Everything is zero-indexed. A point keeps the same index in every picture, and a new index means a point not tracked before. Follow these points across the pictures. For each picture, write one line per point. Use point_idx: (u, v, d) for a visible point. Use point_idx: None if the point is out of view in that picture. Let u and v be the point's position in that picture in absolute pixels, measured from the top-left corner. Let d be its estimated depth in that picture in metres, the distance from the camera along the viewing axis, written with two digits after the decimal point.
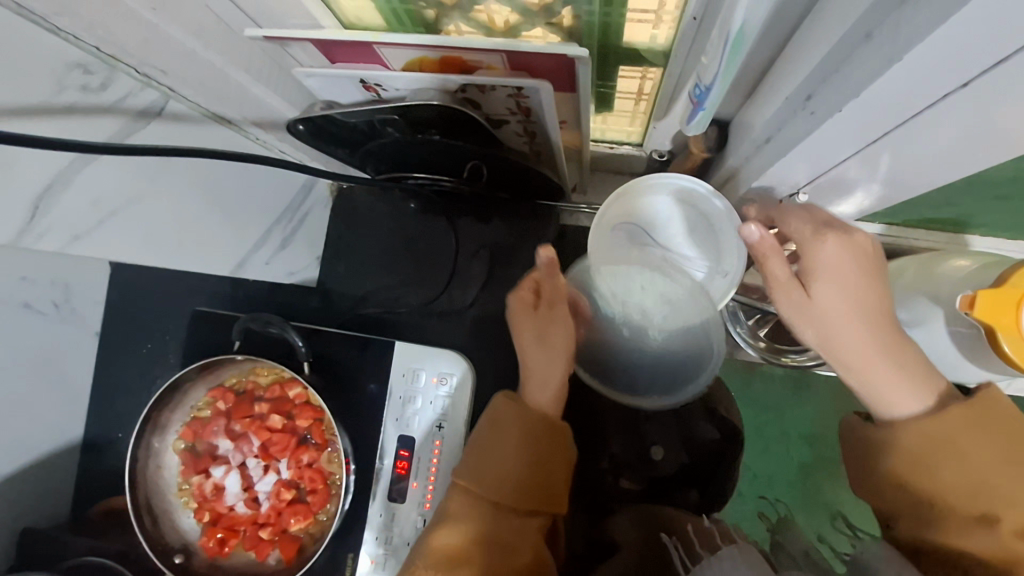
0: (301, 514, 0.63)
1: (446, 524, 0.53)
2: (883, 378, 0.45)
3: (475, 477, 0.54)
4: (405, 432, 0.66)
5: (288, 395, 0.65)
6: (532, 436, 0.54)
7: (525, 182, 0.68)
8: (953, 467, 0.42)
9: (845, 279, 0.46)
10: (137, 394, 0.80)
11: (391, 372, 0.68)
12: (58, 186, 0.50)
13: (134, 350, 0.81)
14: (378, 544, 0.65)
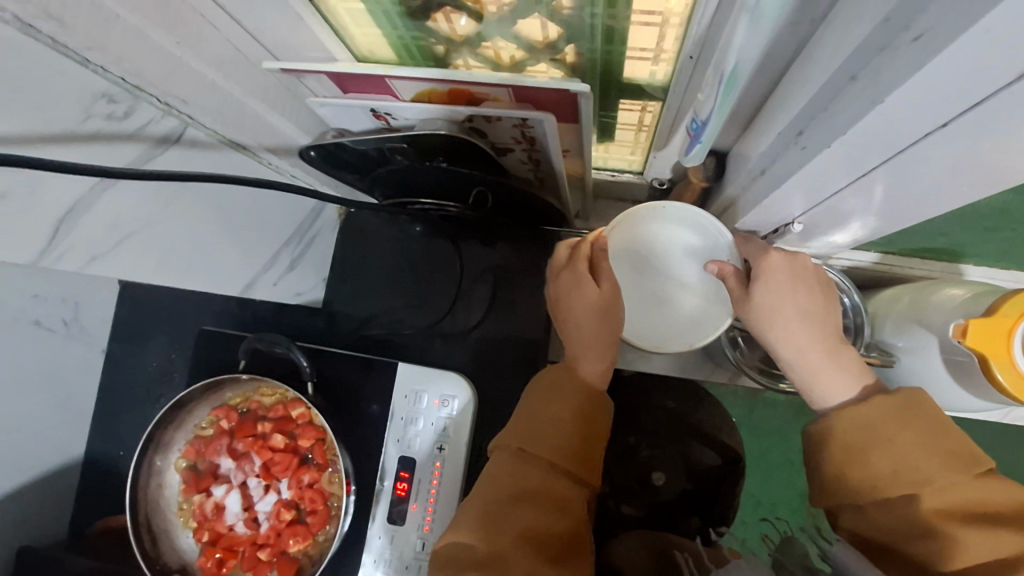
0: (300, 535, 0.63)
1: (497, 475, 0.54)
2: (819, 376, 0.54)
3: (531, 437, 0.55)
4: (407, 453, 0.66)
5: (291, 414, 0.65)
6: (575, 401, 0.57)
7: (529, 207, 0.70)
8: (883, 454, 0.48)
9: (782, 287, 0.55)
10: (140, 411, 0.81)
11: (393, 393, 0.68)
12: (79, 210, 0.51)
13: (138, 367, 0.82)
14: (376, 567, 0.64)
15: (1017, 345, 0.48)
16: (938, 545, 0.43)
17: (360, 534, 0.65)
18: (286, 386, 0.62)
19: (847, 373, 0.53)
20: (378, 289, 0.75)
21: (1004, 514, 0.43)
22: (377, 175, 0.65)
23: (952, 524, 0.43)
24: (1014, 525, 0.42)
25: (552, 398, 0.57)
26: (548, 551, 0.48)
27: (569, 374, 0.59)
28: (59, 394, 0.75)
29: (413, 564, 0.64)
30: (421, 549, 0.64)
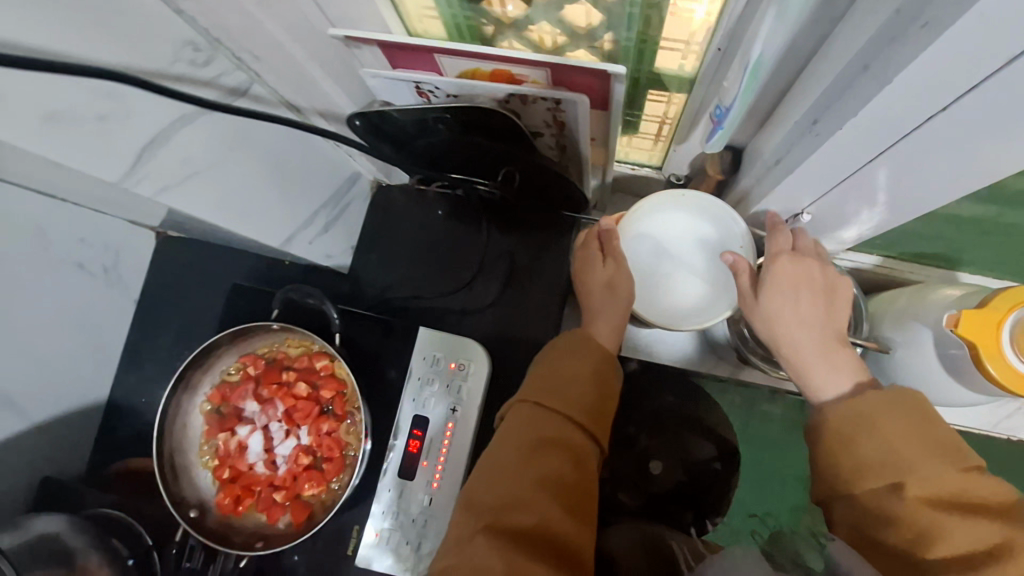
0: (315, 480, 0.66)
1: (510, 429, 0.59)
2: (813, 366, 0.57)
3: (546, 394, 0.60)
4: (421, 413, 0.70)
5: (315, 366, 0.68)
6: (592, 362, 0.62)
7: (554, 192, 0.75)
8: (875, 445, 0.50)
9: (783, 285, 0.60)
10: (161, 361, 0.84)
11: (413, 356, 0.72)
12: (156, 142, 0.50)
13: (164, 319, 0.85)
14: (384, 519, 0.67)
15: (1005, 336, 0.52)
16: (918, 530, 0.45)
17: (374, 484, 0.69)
18: (316, 336, 0.66)
19: (843, 371, 0.56)
20: (403, 259, 0.80)
21: (986, 505, 0.45)
22: (414, 148, 0.70)
23: (934, 512, 0.45)
24: (990, 516, 0.44)
25: (570, 362, 0.62)
26: (562, 498, 0.54)
27: (584, 340, 0.64)
28: (92, 335, 0.78)
29: (419, 518, 0.67)
30: (429, 503, 0.67)
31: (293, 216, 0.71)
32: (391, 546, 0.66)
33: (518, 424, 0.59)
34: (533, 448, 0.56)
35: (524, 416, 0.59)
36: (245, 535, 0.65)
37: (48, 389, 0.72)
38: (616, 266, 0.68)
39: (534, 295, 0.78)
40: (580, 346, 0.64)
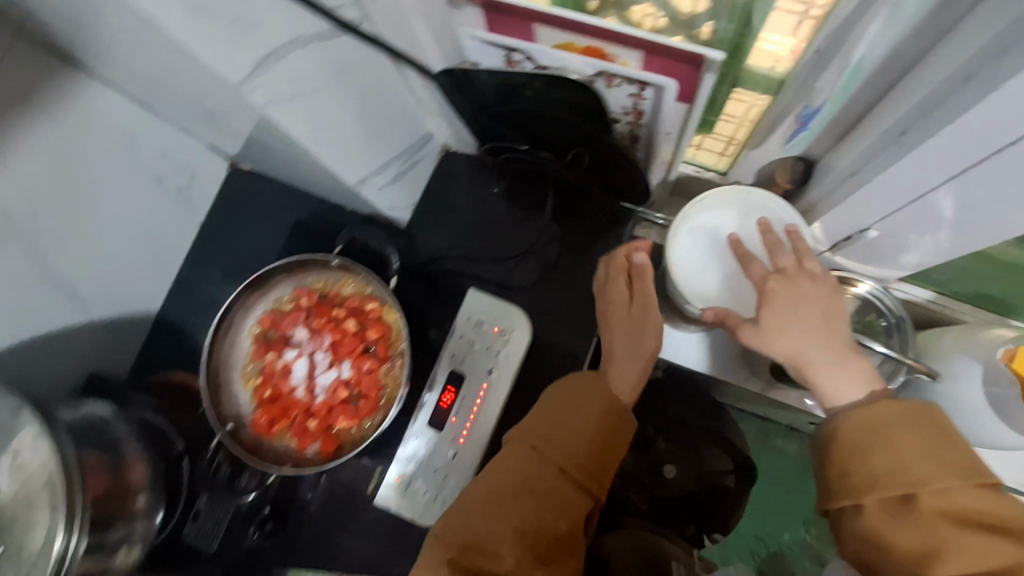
0: (348, 415, 0.68)
1: (492, 470, 0.57)
2: (821, 374, 0.53)
3: (540, 440, 0.58)
4: (458, 370, 0.71)
5: (366, 307, 0.70)
6: (598, 411, 0.60)
7: (617, 179, 0.76)
8: (886, 453, 0.46)
9: (789, 296, 0.56)
10: (211, 285, 0.86)
11: (458, 315, 0.73)
12: (274, 57, 0.54)
13: (220, 245, 0.87)
14: (406, 464, 0.69)
15: None
16: (923, 547, 0.43)
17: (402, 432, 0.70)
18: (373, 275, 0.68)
19: (852, 379, 0.52)
20: (462, 224, 0.82)
21: (1003, 523, 0.42)
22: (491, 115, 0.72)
23: (951, 528, 0.42)
24: (1009, 535, 0.41)
25: (572, 409, 0.60)
26: (537, 550, 0.53)
27: (594, 386, 0.62)
28: (159, 248, 0.82)
29: (439, 472, 0.68)
30: (452, 459, 0.68)
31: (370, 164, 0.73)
32: (407, 495, 0.68)
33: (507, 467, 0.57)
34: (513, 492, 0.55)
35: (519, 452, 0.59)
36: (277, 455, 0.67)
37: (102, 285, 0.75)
38: (640, 304, 0.68)
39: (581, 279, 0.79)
40: (592, 391, 0.62)
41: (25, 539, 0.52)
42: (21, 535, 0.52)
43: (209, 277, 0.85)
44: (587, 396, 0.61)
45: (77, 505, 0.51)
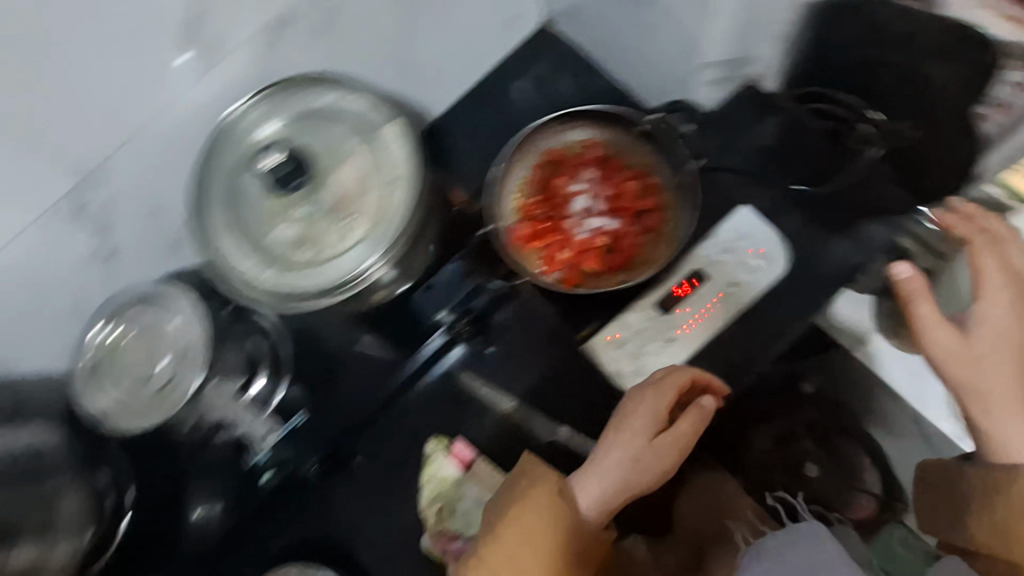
0: (599, 263, 0.71)
1: (492, 539, 0.54)
2: (974, 398, 0.53)
3: (522, 536, 0.53)
4: (705, 269, 0.73)
5: (650, 179, 0.73)
6: (580, 520, 0.55)
7: (926, 168, 0.71)
8: (1010, 510, 0.46)
9: (988, 330, 0.55)
10: (477, 114, 0.88)
11: (722, 224, 0.75)
12: None
13: (502, 79, 0.87)
14: (623, 327, 0.73)
15: None
16: None
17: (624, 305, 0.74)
18: (684, 159, 0.70)
19: (1018, 425, 0.51)
20: (739, 150, 0.78)
21: None
22: (839, 57, 0.67)
23: None
24: None
25: (538, 523, 0.54)
26: None
27: (559, 492, 0.55)
28: (465, 63, 0.84)
29: (647, 350, 0.72)
30: (667, 344, 0.72)
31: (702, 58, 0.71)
32: (611, 352, 0.73)
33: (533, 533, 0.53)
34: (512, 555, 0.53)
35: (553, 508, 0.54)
36: (524, 264, 0.70)
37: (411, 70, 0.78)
38: (673, 425, 0.59)
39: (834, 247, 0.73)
40: (550, 497, 0.55)
41: (348, 237, 0.62)
42: (346, 233, 0.62)
43: (481, 106, 0.87)
44: (557, 505, 0.55)
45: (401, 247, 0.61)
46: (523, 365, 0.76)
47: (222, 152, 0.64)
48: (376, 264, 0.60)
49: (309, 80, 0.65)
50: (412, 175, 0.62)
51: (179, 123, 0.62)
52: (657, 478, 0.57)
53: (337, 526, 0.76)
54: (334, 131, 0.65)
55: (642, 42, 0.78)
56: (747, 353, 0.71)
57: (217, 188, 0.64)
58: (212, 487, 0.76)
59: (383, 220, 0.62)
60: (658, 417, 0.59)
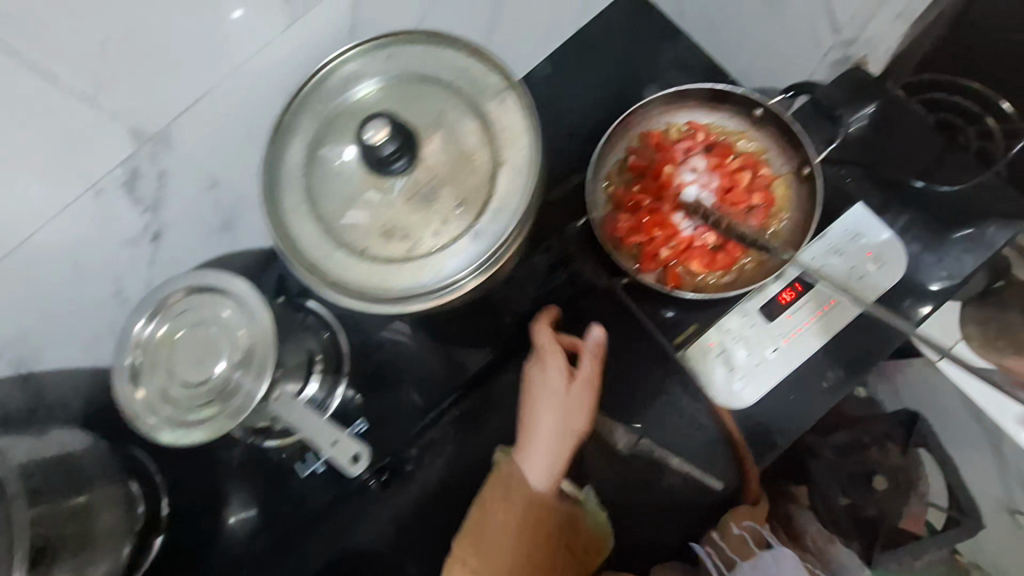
0: (702, 264, 0.65)
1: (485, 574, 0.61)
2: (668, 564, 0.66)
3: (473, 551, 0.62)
4: (808, 274, 0.67)
5: (758, 169, 0.66)
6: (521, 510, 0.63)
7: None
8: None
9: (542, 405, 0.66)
10: None
11: (834, 226, 0.68)
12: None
13: (581, 45, 0.80)
14: (722, 334, 0.67)
15: None
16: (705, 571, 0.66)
17: (712, 320, 0.67)
18: (813, 154, 0.63)
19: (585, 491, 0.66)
20: (852, 133, 0.75)
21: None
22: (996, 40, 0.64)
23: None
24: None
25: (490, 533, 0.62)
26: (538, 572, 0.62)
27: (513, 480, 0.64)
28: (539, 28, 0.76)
29: (755, 354, 0.66)
30: (772, 353, 0.66)
31: (829, 40, 0.66)
32: (708, 362, 0.67)
33: (498, 540, 0.62)
34: (559, 510, 0.65)
35: (503, 494, 0.64)
36: (621, 262, 0.64)
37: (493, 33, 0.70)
38: (567, 370, 0.67)
39: (958, 235, 0.72)
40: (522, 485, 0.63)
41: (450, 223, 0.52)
42: (454, 216, 0.52)
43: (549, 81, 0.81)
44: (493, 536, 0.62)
45: (516, 238, 0.51)
46: (621, 359, 0.69)
47: (312, 110, 0.53)
48: (486, 266, 0.50)
49: (427, 39, 0.53)
50: (534, 130, 0.51)
51: (251, 87, 0.52)
52: (584, 416, 0.66)
53: (399, 507, 0.71)
54: (443, 100, 0.53)
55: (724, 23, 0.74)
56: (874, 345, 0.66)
57: (304, 146, 0.53)
58: (260, 472, 0.71)
59: (500, 179, 0.51)
60: (556, 373, 0.66)
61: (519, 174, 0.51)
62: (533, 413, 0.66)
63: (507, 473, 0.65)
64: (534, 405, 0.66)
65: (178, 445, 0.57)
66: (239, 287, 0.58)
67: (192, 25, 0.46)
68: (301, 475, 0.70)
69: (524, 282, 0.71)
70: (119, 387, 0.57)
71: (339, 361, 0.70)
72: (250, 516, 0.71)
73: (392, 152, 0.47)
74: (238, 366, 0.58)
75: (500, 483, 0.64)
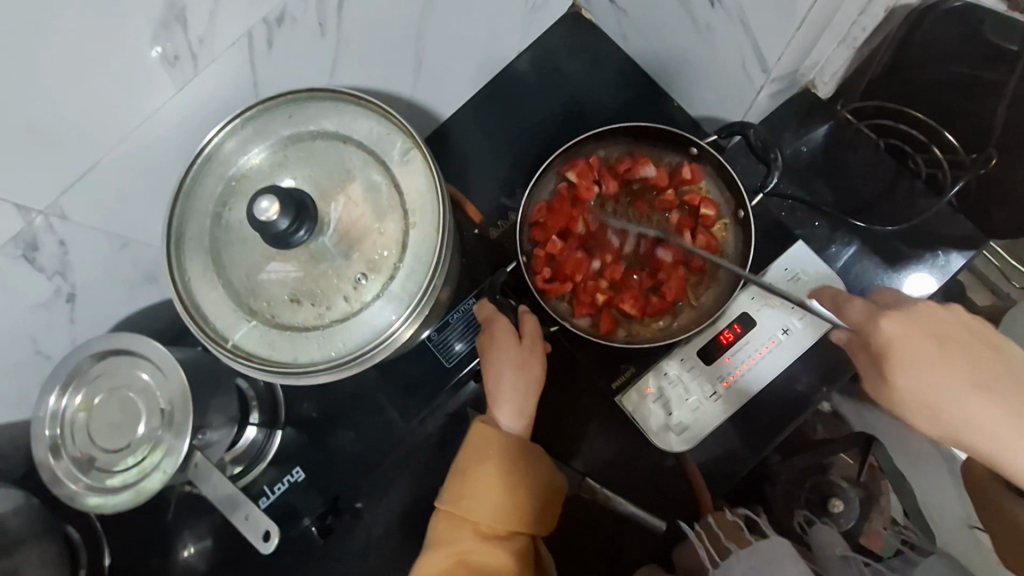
0: (636, 307, 0.64)
1: (439, 548, 0.58)
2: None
3: (454, 499, 0.59)
4: (750, 314, 0.66)
5: (695, 208, 0.66)
6: (499, 460, 0.60)
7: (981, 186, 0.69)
8: None
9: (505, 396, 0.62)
10: (469, 136, 0.80)
11: (775, 263, 0.68)
12: None
13: (523, 78, 0.80)
14: (662, 377, 0.66)
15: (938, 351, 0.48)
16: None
17: (650, 361, 0.67)
18: (747, 196, 0.63)
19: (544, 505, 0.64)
20: (801, 158, 0.73)
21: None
22: (933, 73, 0.64)
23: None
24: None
25: (467, 495, 0.59)
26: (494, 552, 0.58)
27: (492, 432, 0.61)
28: (474, 62, 0.75)
29: (695, 398, 0.66)
30: (712, 396, 0.66)
31: (759, 78, 0.62)
32: (646, 407, 0.66)
33: (477, 494, 0.59)
34: (530, 455, 0.62)
35: (480, 445, 0.60)
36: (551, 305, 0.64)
37: (423, 73, 0.70)
38: (531, 343, 0.63)
39: (911, 269, 0.69)
40: (487, 453, 0.60)
41: (360, 295, 0.51)
42: (362, 284, 0.51)
43: (491, 111, 0.80)
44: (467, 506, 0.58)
45: (426, 306, 0.49)
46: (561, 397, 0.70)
47: (217, 176, 0.52)
48: (397, 338, 0.49)
49: (329, 99, 0.52)
50: (440, 194, 0.50)
51: (145, 152, 0.51)
52: (535, 391, 0.62)
53: (350, 544, 0.73)
54: (349, 159, 0.52)
55: (661, 52, 0.73)
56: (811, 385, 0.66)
57: (207, 211, 0.52)
58: (209, 515, 0.72)
59: (408, 245, 0.51)
60: (522, 343, 0.63)
61: (427, 243, 0.50)
62: (492, 376, 0.62)
63: (479, 429, 0.61)
64: (496, 370, 0.61)
65: (102, 511, 0.56)
66: (154, 347, 0.58)
67: (72, 104, 0.45)
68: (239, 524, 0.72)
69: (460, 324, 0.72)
70: (40, 457, 0.56)
71: (274, 408, 0.73)
72: (201, 552, 0.72)
73: (287, 226, 0.45)
74: (159, 427, 0.56)
75: (478, 437, 0.61)
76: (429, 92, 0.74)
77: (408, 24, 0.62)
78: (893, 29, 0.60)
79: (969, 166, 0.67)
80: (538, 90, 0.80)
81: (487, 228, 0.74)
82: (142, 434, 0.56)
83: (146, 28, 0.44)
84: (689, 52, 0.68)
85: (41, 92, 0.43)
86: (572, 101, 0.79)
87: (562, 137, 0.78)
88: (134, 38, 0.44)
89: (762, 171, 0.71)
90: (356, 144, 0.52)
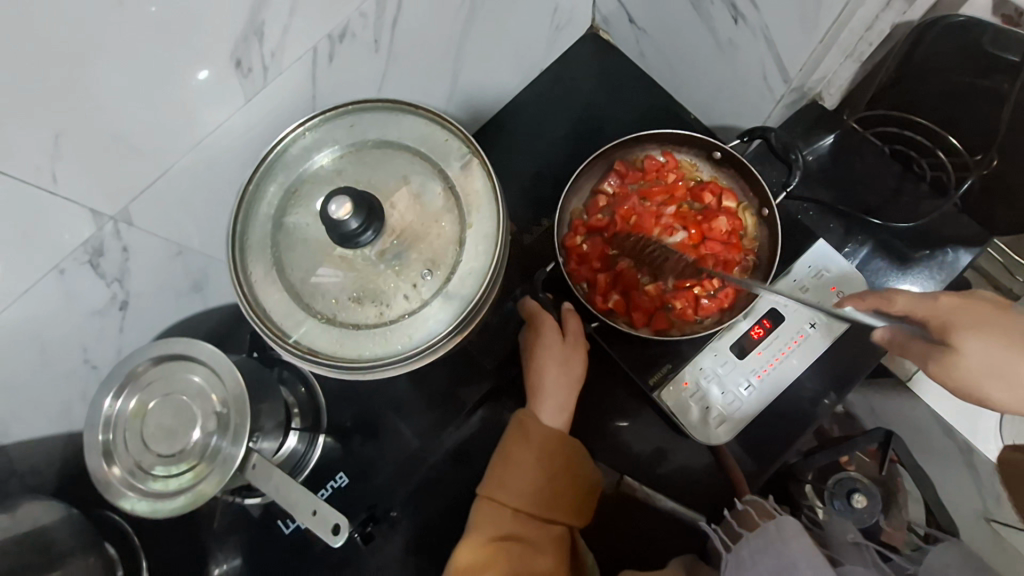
0: (679, 305, 0.68)
1: (478, 529, 0.59)
2: None
3: (495, 482, 0.60)
4: (778, 308, 0.71)
5: (722, 211, 0.70)
6: (540, 446, 0.61)
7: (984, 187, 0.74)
8: None
9: (545, 388, 0.64)
10: (498, 146, 0.83)
11: (798, 260, 0.72)
12: None
13: (547, 94, 0.85)
14: (697, 373, 0.69)
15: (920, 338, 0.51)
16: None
17: (685, 357, 0.70)
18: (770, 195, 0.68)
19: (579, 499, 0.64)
20: (815, 164, 0.78)
21: None
22: (936, 83, 0.70)
23: None
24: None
25: (504, 475, 0.60)
26: (531, 537, 0.59)
27: (533, 420, 0.62)
28: (504, 78, 0.80)
29: (729, 392, 0.69)
30: (745, 389, 0.69)
31: (778, 87, 0.67)
32: (684, 402, 0.68)
33: (519, 480, 0.60)
34: (571, 446, 0.63)
35: (524, 437, 0.62)
36: (590, 303, 0.68)
37: (458, 87, 0.74)
38: (572, 338, 0.65)
39: (921, 266, 0.73)
40: (528, 440, 0.61)
41: (422, 292, 0.53)
42: (422, 281, 0.53)
43: (519, 122, 0.84)
44: (503, 486, 0.60)
45: (486, 299, 0.52)
46: (596, 394, 0.73)
47: (286, 179, 0.54)
48: (459, 331, 0.51)
49: (387, 108, 0.55)
50: (498, 195, 0.53)
51: (211, 159, 0.53)
52: (577, 387, 0.65)
53: (388, 556, 0.72)
54: (408, 164, 0.55)
55: (679, 66, 0.78)
56: (836, 379, 0.70)
57: (268, 216, 0.54)
58: (245, 526, 0.71)
59: (468, 243, 0.53)
60: (564, 336, 0.65)
61: (488, 242, 0.53)
62: (537, 370, 0.64)
63: (521, 422, 0.63)
64: (541, 364, 0.64)
65: (155, 518, 0.55)
66: (207, 349, 0.59)
67: (148, 115, 0.47)
68: (283, 533, 0.71)
69: (497, 327, 0.74)
70: (93, 462, 0.56)
71: (316, 413, 0.74)
72: (242, 563, 0.71)
73: (357, 226, 0.47)
74: (214, 431, 0.57)
75: (520, 425, 0.62)
76: (462, 105, 0.78)
77: (450, 42, 0.66)
78: (897, 45, 0.66)
79: (974, 167, 0.72)
80: (563, 104, 0.84)
81: (522, 234, 0.77)
82: (197, 436, 0.57)
83: (225, 42, 0.47)
84: (707, 65, 0.73)
85: (123, 102, 0.45)
86: (596, 113, 0.83)
87: (588, 147, 0.82)
88: (213, 52, 0.47)
89: (782, 176, 0.76)
90: (417, 151, 0.55)
